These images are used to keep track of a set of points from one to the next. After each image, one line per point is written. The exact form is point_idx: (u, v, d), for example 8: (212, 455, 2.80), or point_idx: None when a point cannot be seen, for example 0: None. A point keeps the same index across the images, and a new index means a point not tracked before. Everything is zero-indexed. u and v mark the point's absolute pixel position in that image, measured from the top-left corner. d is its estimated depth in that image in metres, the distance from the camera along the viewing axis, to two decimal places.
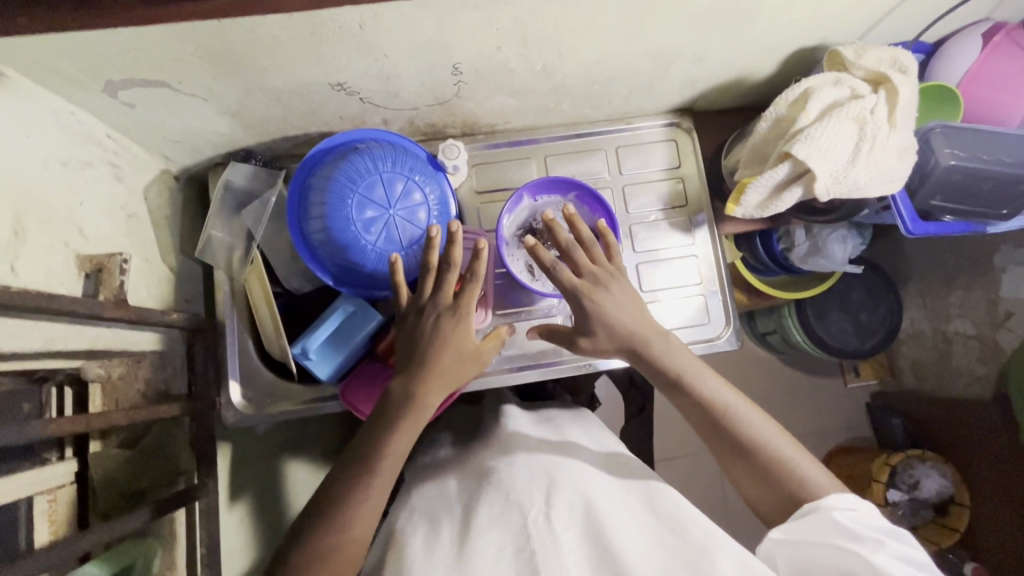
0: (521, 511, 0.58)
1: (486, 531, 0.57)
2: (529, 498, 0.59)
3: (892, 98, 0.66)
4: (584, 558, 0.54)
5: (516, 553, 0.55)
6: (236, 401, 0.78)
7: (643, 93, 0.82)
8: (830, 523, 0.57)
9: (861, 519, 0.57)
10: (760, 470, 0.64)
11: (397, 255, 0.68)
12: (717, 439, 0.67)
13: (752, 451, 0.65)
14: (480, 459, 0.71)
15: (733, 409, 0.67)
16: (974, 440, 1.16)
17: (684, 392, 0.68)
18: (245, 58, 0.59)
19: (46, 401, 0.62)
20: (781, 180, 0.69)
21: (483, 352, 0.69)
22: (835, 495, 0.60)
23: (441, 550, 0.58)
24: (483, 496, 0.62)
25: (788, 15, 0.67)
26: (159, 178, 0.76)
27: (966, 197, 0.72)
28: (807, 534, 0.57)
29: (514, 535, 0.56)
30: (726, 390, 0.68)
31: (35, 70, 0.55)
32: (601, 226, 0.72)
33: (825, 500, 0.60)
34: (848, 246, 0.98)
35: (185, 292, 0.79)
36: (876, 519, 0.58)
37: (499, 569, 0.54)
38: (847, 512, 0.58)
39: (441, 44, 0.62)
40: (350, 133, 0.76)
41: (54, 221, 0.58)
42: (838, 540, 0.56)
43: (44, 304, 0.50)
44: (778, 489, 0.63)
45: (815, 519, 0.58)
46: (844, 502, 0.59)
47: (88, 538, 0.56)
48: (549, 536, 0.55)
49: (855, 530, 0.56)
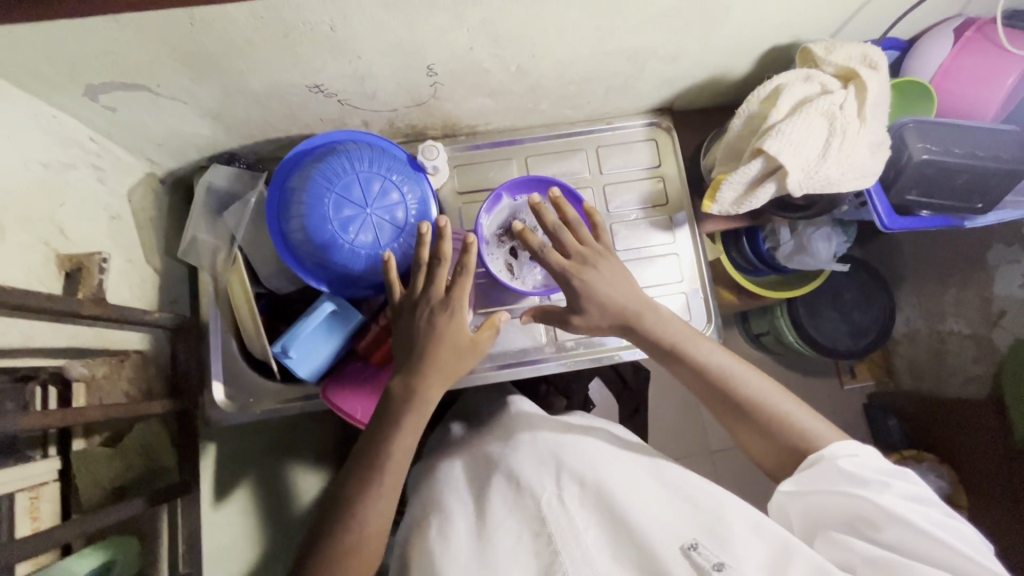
0: (534, 496, 0.59)
1: (505, 520, 0.59)
2: (540, 480, 0.61)
3: (861, 93, 0.66)
4: (599, 535, 0.56)
5: (533, 537, 0.56)
6: (219, 400, 0.79)
7: (621, 92, 0.83)
8: (835, 472, 0.57)
9: (865, 464, 0.57)
10: (760, 427, 0.65)
11: (390, 253, 0.70)
12: (715, 401, 0.68)
13: (750, 411, 0.65)
14: (484, 444, 0.72)
15: (729, 372, 0.67)
16: (971, 439, 1.15)
17: (679, 361, 0.69)
18: (220, 60, 0.61)
19: (29, 400, 0.62)
20: (754, 176, 0.70)
21: (479, 343, 0.69)
22: (837, 443, 0.60)
23: (460, 535, 0.60)
24: (495, 481, 0.64)
25: (756, 13, 0.68)
26: (143, 181, 0.78)
27: (942, 191, 0.72)
28: (815, 484, 0.58)
29: (530, 520, 0.58)
30: (721, 354, 0.68)
31: (14, 74, 0.56)
32: (587, 206, 0.72)
33: (827, 448, 0.59)
34: (833, 243, 0.98)
35: (169, 293, 0.81)
36: (880, 461, 0.57)
37: (519, 555, 0.55)
38: (851, 459, 0.57)
39: (414, 45, 0.63)
40: (330, 134, 0.77)
41: (33, 221, 0.59)
42: (845, 487, 0.56)
43: (22, 300, 0.51)
44: (778, 444, 0.64)
45: (821, 470, 0.58)
46: (847, 449, 0.59)
47: (69, 527, 0.57)
48: (565, 519, 0.56)
49: (860, 475, 0.56)
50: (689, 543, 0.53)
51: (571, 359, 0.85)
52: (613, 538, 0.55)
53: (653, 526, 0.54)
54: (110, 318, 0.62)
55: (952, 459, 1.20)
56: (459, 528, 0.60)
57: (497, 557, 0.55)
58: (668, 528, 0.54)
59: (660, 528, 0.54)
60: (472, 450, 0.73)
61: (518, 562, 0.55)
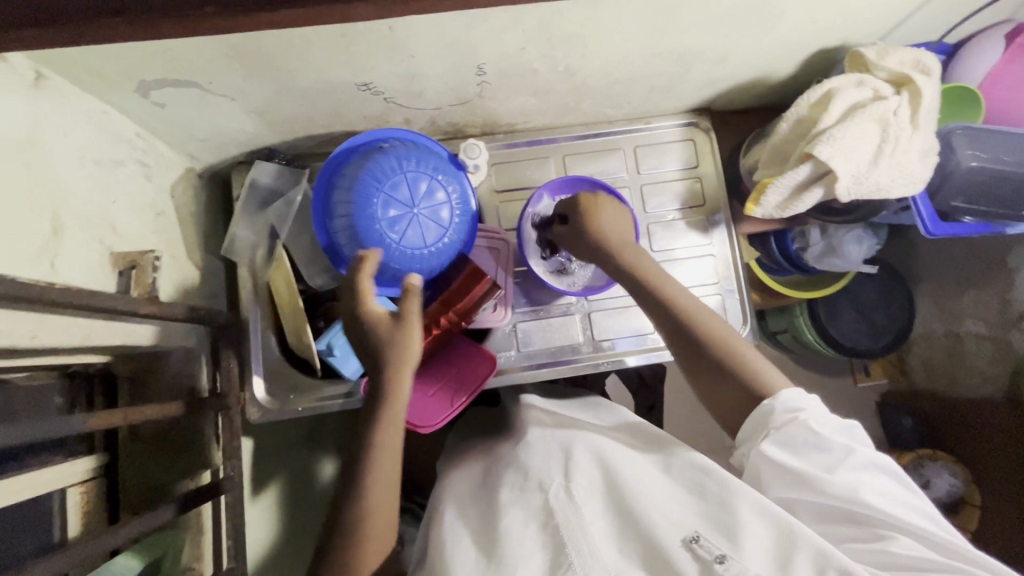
0: (542, 490, 0.57)
1: (511, 509, 0.56)
2: (548, 475, 0.58)
3: (915, 100, 0.67)
4: (607, 528, 0.53)
5: (540, 528, 0.53)
6: (260, 396, 0.80)
7: (664, 92, 0.82)
8: (800, 432, 0.53)
9: (825, 423, 0.54)
10: (716, 365, 0.61)
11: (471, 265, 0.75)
12: (675, 338, 0.64)
13: (701, 348, 0.62)
14: (501, 447, 0.73)
15: (691, 311, 0.64)
16: (988, 440, 1.15)
17: (650, 298, 0.66)
18: (277, 59, 0.60)
19: (76, 395, 0.63)
20: (802, 181, 0.70)
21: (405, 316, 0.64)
22: (785, 392, 0.56)
23: (466, 542, 0.56)
24: (504, 479, 0.62)
25: (810, 17, 0.67)
26: (184, 176, 0.77)
27: (988, 199, 0.73)
28: (788, 446, 0.54)
29: (537, 511, 0.55)
30: (692, 295, 0.66)
31: (72, 71, 0.56)
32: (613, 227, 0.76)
33: (787, 400, 0.56)
34: (864, 246, 0.99)
35: (208, 288, 0.80)
36: (827, 417, 0.55)
37: (527, 543, 0.52)
38: (814, 417, 0.54)
39: (468, 45, 0.63)
40: (374, 132, 0.77)
41: (90, 220, 0.59)
42: (809, 454, 0.53)
43: (91, 303, 0.51)
44: (732, 388, 0.60)
45: (786, 430, 0.54)
46: (797, 401, 0.55)
47: (124, 529, 0.54)
48: (572, 509, 0.54)
49: (824, 438, 0.53)
50: (691, 535, 0.50)
51: (606, 357, 0.85)
52: (619, 531, 0.53)
53: (658, 516, 0.52)
54: (163, 317, 0.61)
55: (967, 458, 1.20)
56: (464, 535, 0.58)
57: (506, 543, 0.53)
58: (671, 518, 0.52)
59: (663, 518, 0.52)
60: (491, 453, 0.74)
61: (525, 549, 0.52)
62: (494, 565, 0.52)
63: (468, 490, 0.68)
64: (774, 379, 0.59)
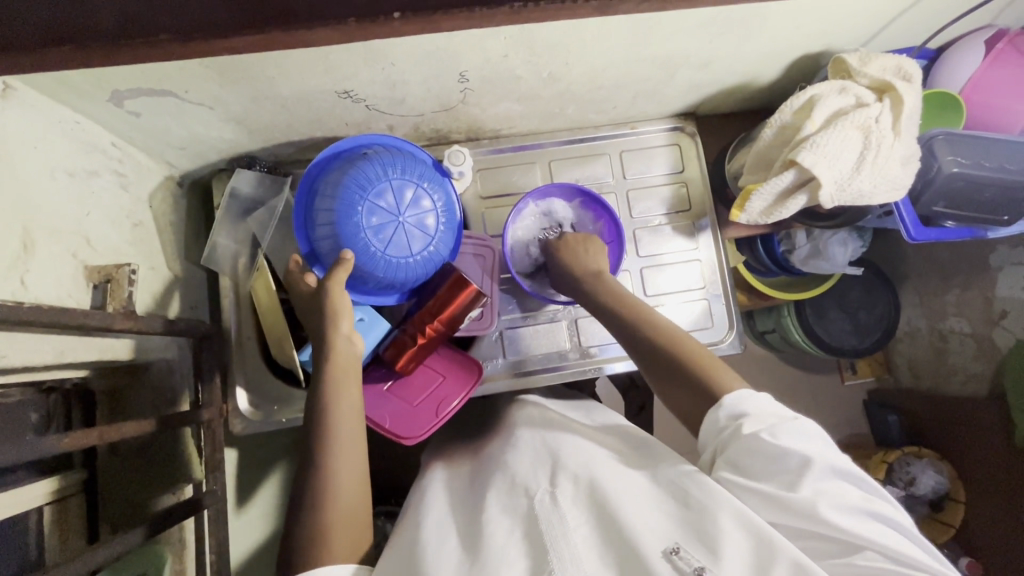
0: (528, 494, 0.56)
1: (495, 516, 0.54)
2: (534, 482, 0.57)
3: (897, 107, 0.67)
4: (590, 534, 0.51)
5: (525, 535, 0.51)
6: (244, 407, 0.79)
7: (649, 98, 0.82)
8: (752, 447, 0.51)
9: (781, 431, 0.51)
10: (674, 374, 0.61)
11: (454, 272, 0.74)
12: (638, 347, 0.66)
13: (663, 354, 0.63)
14: (487, 451, 0.72)
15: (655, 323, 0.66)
16: (972, 437, 1.17)
17: (619, 316, 0.69)
18: (255, 67, 0.59)
19: (53, 413, 0.62)
20: (785, 187, 0.69)
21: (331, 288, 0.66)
22: (735, 394, 0.56)
23: (451, 542, 0.54)
24: (492, 486, 0.61)
25: (793, 24, 0.67)
26: (163, 185, 0.76)
27: (969, 204, 0.73)
28: (743, 465, 0.51)
29: (523, 517, 0.53)
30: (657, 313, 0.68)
31: (41, 82, 0.54)
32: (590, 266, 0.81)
33: (739, 409, 0.54)
34: (848, 249, 0.99)
35: (190, 298, 0.79)
36: (782, 424, 0.52)
37: (510, 549, 0.50)
38: (769, 428, 0.51)
39: (450, 52, 0.62)
40: (357, 138, 0.75)
41: (63, 233, 0.57)
42: (763, 470, 0.50)
43: (63, 321, 0.50)
44: (688, 393, 0.60)
45: (739, 446, 0.52)
46: (743, 408, 0.54)
47: (102, 550, 0.53)
48: (556, 515, 0.52)
49: (776, 452, 0.50)
50: (672, 546, 0.48)
51: (592, 363, 0.85)
52: (602, 538, 0.50)
53: (639, 523, 0.50)
54: (140, 331, 0.60)
55: (951, 455, 1.21)
56: (451, 535, 0.55)
57: (487, 546, 0.51)
58: (653, 528, 0.50)
59: (644, 527, 0.50)
60: (478, 458, 0.73)
61: (506, 554, 0.50)
62: (477, 565, 0.49)
63: (452, 494, 0.66)
64: (731, 382, 0.58)
